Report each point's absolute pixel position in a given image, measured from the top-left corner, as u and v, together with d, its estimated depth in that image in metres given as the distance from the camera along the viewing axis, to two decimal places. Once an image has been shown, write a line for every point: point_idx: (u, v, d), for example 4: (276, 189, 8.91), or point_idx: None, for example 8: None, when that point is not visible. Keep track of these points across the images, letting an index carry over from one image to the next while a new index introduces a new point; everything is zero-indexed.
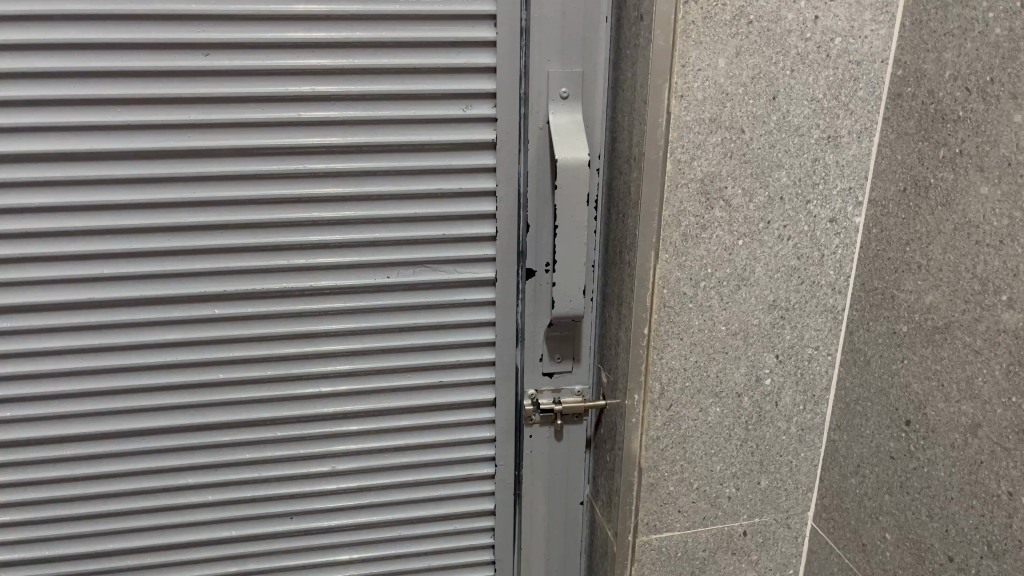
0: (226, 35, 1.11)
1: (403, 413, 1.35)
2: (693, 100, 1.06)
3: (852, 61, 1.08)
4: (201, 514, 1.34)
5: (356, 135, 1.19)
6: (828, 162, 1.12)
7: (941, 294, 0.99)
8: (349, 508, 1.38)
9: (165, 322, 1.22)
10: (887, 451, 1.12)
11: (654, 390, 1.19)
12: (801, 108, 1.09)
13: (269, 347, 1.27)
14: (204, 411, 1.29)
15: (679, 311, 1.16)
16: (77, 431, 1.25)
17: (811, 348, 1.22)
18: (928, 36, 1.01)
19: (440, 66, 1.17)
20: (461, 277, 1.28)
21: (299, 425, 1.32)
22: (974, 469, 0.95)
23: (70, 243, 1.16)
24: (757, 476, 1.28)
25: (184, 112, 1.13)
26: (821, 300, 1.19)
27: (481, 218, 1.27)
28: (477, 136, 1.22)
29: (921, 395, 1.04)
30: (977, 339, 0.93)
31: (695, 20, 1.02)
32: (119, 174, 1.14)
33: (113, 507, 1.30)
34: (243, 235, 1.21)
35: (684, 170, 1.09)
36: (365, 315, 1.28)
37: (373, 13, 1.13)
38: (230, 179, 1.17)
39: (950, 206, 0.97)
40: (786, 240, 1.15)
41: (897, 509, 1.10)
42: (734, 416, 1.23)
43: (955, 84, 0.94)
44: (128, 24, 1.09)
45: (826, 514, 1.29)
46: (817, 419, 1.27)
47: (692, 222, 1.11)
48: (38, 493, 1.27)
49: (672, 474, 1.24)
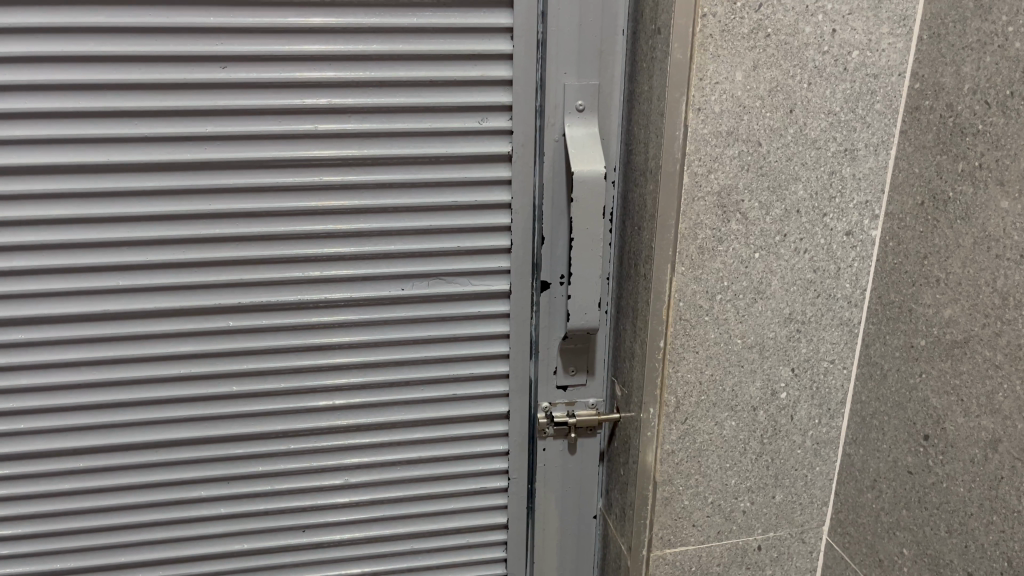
0: (243, 48, 1.10)
1: (416, 426, 1.34)
2: (710, 113, 1.05)
3: (870, 74, 1.08)
4: (213, 527, 1.33)
5: (372, 147, 1.18)
6: (844, 175, 1.12)
7: (960, 308, 0.98)
8: (362, 521, 1.38)
9: (178, 334, 1.22)
10: (904, 465, 1.11)
11: (669, 403, 1.18)
12: (818, 121, 1.09)
13: (283, 359, 1.26)
14: (217, 423, 1.28)
15: (695, 324, 1.15)
16: (89, 444, 1.24)
17: (827, 362, 1.21)
18: (947, 50, 1.00)
19: (457, 78, 1.17)
20: (476, 290, 1.28)
21: (311, 438, 1.31)
22: (994, 484, 0.94)
23: (84, 255, 1.16)
24: (772, 490, 1.27)
25: (199, 124, 1.13)
26: (837, 313, 1.19)
27: (496, 230, 1.26)
28: (493, 148, 1.21)
29: (940, 410, 1.03)
30: (997, 354, 0.93)
31: (713, 34, 1.02)
32: (136, 186, 1.14)
33: (125, 520, 1.30)
34: (259, 248, 1.20)
35: (701, 184, 1.08)
36: (378, 327, 1.28)
37: (390, 26, 1.13)
38: (245, 191, 1.17)
39: (970, 219, 0.96)
40: (802, 253, 1.15)
41: (915, 524, 1.09)
42: (749, 430, 1.23)
43: (975, 98, 0.94)
44: (145, 37, 1.09)
45: (841, 529, 1.28)
46: (832, 433, 1.26)
47: (708, 235, 1.11)
48: (50, 505, 1.27)
49: (687, 488, 1.23)
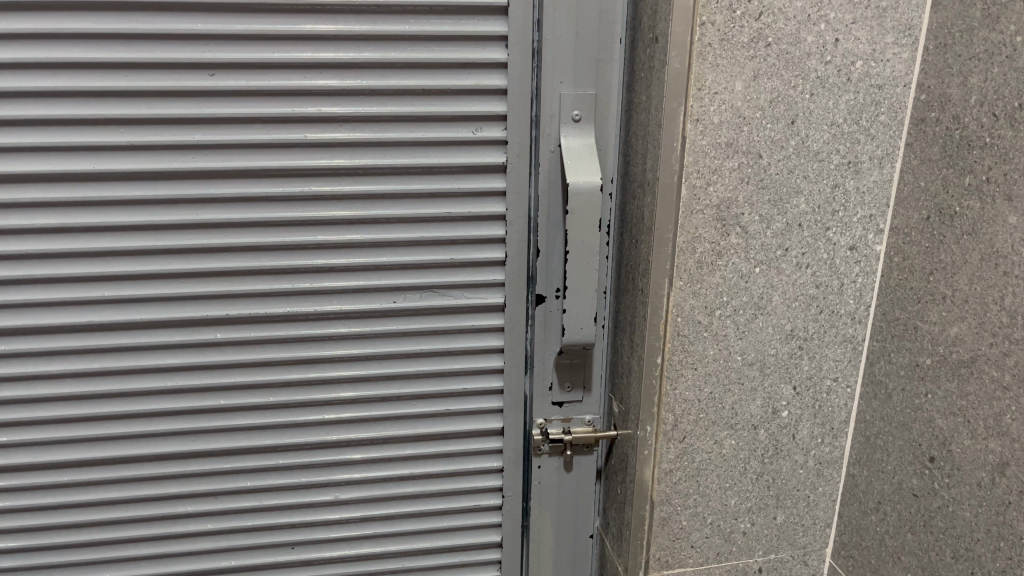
0: (232, 55, 1.09)
1: (408, 442, 1.31)
2: (709, 124, 1.03)
3: (874, 85, 1.05)
4: (201, 543, 1.30)
5: (364, 158, 1.16)
6: (848, 188, 1.09)
7: (967, 327, 0.95)
8: (353, 538, 1.35)
9: (166, 346, 1.19)
10: (909, 488, 1.07)
11: (666, 421, 1.15)
12: (820, 133, 1.06)
13: (272, 372, 1.24)
14: (206, 437, 1.25)
15: (694, 340, 1.12)
16: (73, 457, 1.22)
17: (830, 380, 1.18)
18: (953, 60, 0.97)
19: (450, 87, 1.15)
20: (470, 303, 1.25)
21: (302, 453, 1.29)
22: (1002, 510, 0.91)
23: (68, 264, 1.13)
24: (773, 511, 1.24)
25: (186, 132, 1.11)
26: (841, 330, 1.16)
27: (490, 242, 1.24)
28: (487, 159, 1.19)
29: (946, 431, 1.00)
30: (1005, 375, 0.89)
31: (712, 42, 0.99)
32: (122, 195, 1.11)
33: (111, 537, 1.27)
34: (247, 259, 1.18)
35: (700, 198, 1.06)
36: (369, 341, 1.25)
37: (382, 34, 1.11)
38: (234, 201, 1.15)
39: (977, 235, 0.93)
40: (804, 268, 1.12)
41: (920, 549, 1.06)
42: (750, 449, 1.19)
43: (981, 110, 0.91)
44: (132, 43, 1.07)
45: (845, 552, 1.24)
46: (836, 453, 1.22)
47: (707, 249, 1.08)
48: (33, 520, 1.24)
49: (685, 508, 1.20)
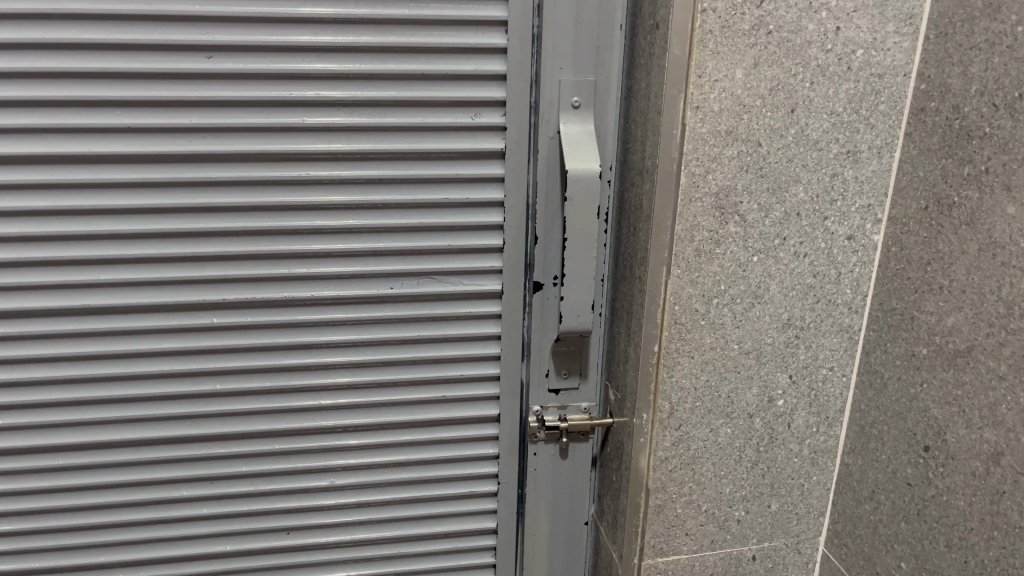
0: (231, 38, 1.08)
1: (404, 428, 1.32)
2: (709, 112, 1.02)
3: (874, 74, 1.05)
4: (195, 528, 1.30)
5: (362, 142, 1.16)
6: (847, 177, 1.09)
7: (964, 317, 0.95)
8: (348, 524, 1.35)
9: (162, 330, 1.19)
10: (903, 477, 1.08)
11: (663, 409, 1.15)
12: (820, 121, 1.06)
13: (268, 357, 1.23)
14: (202, 422, 1.25)
15: (690, 328, 1.12)
16: (68, 440, 1.22)
17: (825, 369, 1.18)
18: (953, 50, 0.97)
19: (449, 72, 1.14)
20: (467, 289, 1.25)
21: (297, 437, 1.29)
22: (996, 499, 0.91)
23: (63, 247, 1.13)
24: (767, 499, 1.24)
25: (183, 115, 1.10)
26: (837, 318, 1.16)
27: (488, 228, 1.24)
28: (486, 145, 1.19)
29: (941, 421, 1.00)
30: (1001, 365, 0.90)
31: (713, 30, 0.98)
32: (118, 178, 1.11)
33: (106, 520, 1.27)
34: (243, 244, 1.17)
35: (698, 184, 1.05)
36: (366, 327, 1.25)
37: (380, 17, 1.10)
38: (231, 184, 1.14)
39: (975, 225, 0.93)
40: (802, 257, 1.12)
41: (914, 537, 1.06)
42: (745, 437, 1.20)
43: (981, 100, 0.91)
44: (130, 24, 1.06)
45: (838, 540, 1.25)
46: (831, 441, 1.23)
47: (705, 237, 1.08)
48: (27, 502, 1.24)
49: (681, 496, 1.20)
